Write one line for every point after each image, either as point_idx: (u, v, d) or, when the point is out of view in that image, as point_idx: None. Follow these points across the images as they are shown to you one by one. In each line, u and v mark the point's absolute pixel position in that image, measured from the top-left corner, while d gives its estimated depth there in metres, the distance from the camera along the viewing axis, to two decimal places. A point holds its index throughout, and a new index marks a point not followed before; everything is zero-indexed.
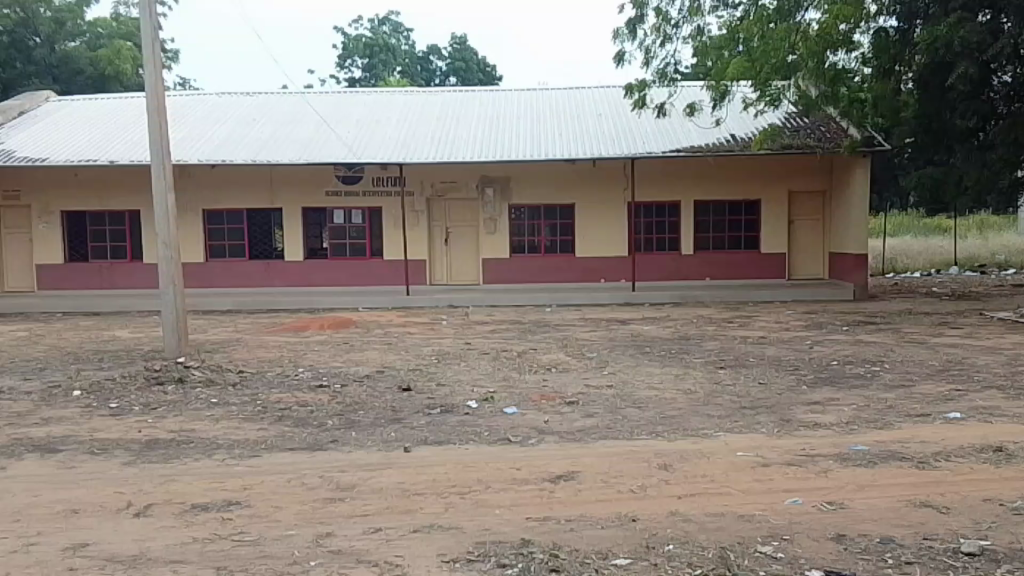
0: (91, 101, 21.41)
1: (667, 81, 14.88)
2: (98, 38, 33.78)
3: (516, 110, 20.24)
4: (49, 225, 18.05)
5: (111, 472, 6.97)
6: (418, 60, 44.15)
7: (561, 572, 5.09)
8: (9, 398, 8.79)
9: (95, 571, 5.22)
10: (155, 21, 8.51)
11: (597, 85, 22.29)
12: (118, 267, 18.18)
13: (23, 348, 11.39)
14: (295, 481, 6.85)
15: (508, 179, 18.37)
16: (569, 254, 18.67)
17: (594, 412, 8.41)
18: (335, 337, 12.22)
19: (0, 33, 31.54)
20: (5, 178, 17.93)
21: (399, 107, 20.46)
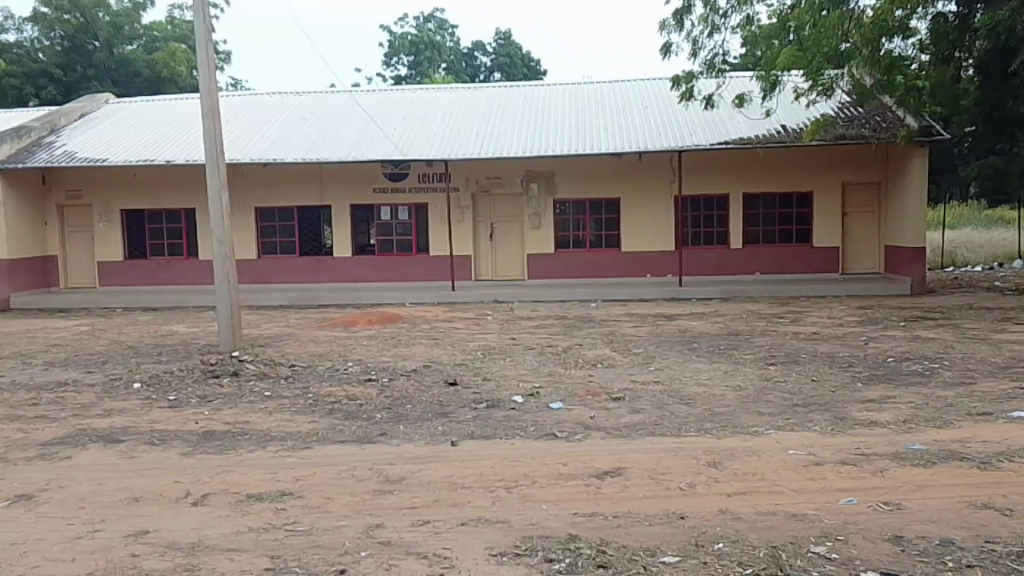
0: (148, 103, 22.06)
1: (716, 73, 14.62)
2: (153, 41, 34.82)
3: (562, 105, 20.17)
4: (110, 223, 18.69)
5: (170, 462, 7.20)
6: (463, 57, 44.21)
7: (609, 568, 5.08)
8: (74, 390, 9.16)
9: (156, 558, 5.41)
10: (208, 24, 8.58)
11: (644, 78, 22.05)
12: (175, 264, 18.73)
13: (87, 342, 11.85)
14: (346, 473, 6.98)
15: (553, 173, 18.33)
16: (614, 249, 18.54)
17: (641, 408, 8.36)
18: (382, 332, 12.38)
19: (63, 39, 33.12)
20: (69, 179, 18.60)
21: (444, 104, 20.60)
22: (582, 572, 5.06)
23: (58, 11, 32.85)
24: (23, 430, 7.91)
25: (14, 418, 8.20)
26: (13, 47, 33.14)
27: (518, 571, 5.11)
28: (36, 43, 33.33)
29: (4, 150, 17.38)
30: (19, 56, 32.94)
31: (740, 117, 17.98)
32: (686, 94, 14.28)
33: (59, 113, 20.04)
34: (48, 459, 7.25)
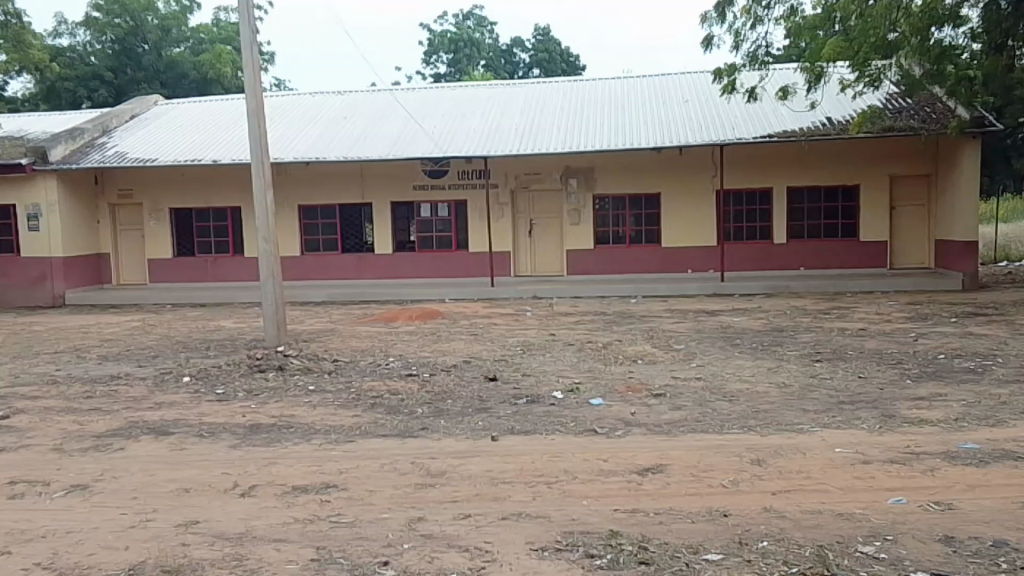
0: (195, 104, 22.58)
1: (758, 65, 14.41)
2: (200, 43, 35.40)
3: (602, 100, 20.07)
4: (159, 221, 19.20)
5: (218, 454, 7.39)
6: (502, 53, 43.98)
7: (651, 565, 5.07)
8: (127, 383, 9.46)
9: (206, 547, 5.56)
10: (252, 26, 8.64)
11: (685, 72, 21.81)
12: (222, 261, 19.16)
13: (138, 337, 12.21)
14: (388, 466, 7.07)
15: (592, 169, 18.29)
16: (654, 244, 18.41)
17: (683, 405, 8.29)
18: (423, 328, 12.49)
19: (113, 41, 34.01)
20: (120, 178, 19.15)
21: (484, 100, 20.69)
22: (625, 568, 5.05)
23: (109, 15, 33.68)
24: (79, 421, 8.20)
25: (72, 410, 8.50)
26: (66, 50, 33.94)
27: (561, 566, 5.13)
28: (87, 47, 33.98)
29: (60, 151, 17.99)
30: (71, 60, 33.58)
31: (784, 109, 17.67)
32: (729, 87, 14.09)
33: (111, 115, 20.60)
34: (103, 450, 7.50)
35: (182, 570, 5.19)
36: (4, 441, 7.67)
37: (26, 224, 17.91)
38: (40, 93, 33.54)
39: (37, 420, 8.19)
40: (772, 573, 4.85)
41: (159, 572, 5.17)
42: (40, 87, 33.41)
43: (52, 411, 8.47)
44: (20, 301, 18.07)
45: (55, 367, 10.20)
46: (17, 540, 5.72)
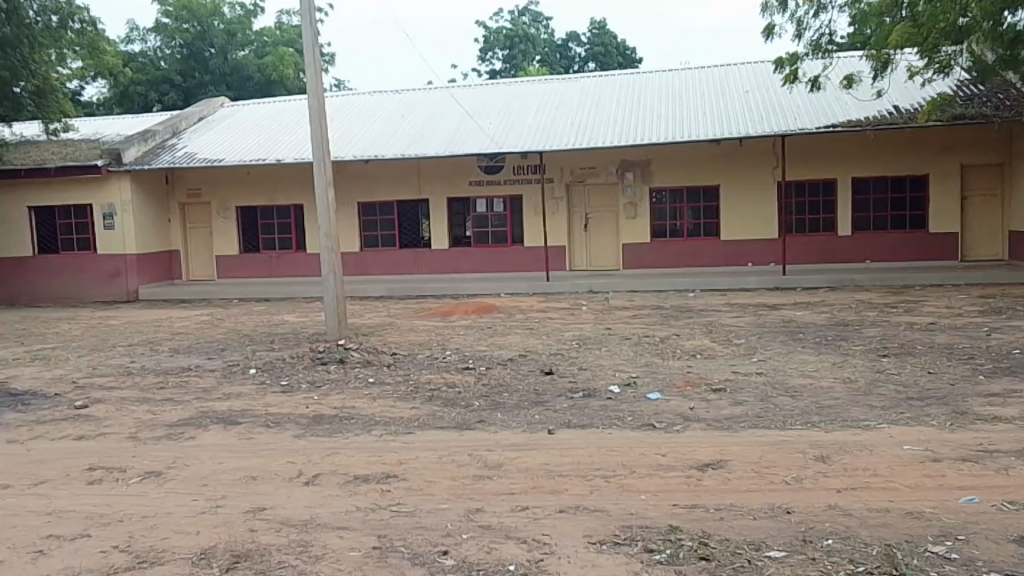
0: (259, 105, 23.24)
1: (822, 53, 14.02)
2: (264, 46, 36.32)
3: (658, 93, 19.87)
4: (226, 219, 19.86)
5: (284, 444, 7.64)
6: (557, 47, 43.80)
7: (712, 561, 5.03)
8: (197, 374, 9.85)
9: (273, 533, 5.75)
10: (314, 28, 8.41)
11: (745, 62, 21.40)
12: (285, 257, 19.70)
13: (207, 330, 12.68)
14: (446, 458, 7.18)
15: (649, 163, 18.15)
16: (713, 238, 18.17)
17: (743, 400, 8.18)
18: (479, 322, 12.62)
19: (181, 46, 35.27)
20: (191, 176, 19.88)
21: (540, 95, 20.73)
22: (685, 564, 5.02)
23: (178, 21, 34.80)
24: (153, 411, 8.56)
25: (146, 400, 8.89)
26: (139, 56, 35.43)
27: (619, 560, 5.13)
28: (157, 51, 35.50)
29: (133, 153, 18.78)
30: (144, 64, 35.26)
31: (849, 98, 17.20)
32: (791, 76, 13.72)
33: (180, 117, 21.39)
34: (175, 438, 7.82)
35: (251, 555, 5.38)
36: (84, 429, 8.07)
37: (102, 222, 18.74)
38: (114, 97, 34.98)
39: (113, 410, 8.58)
40: (839, 572, 4.76)
41: (229, 557, 5.36)
42: (114, 92, 34.88)
43: (128, 401, 8.87)
44: (97, 296, 18.93)
45: (130, 359, 10.67)
46: (97, 523, 6.02)
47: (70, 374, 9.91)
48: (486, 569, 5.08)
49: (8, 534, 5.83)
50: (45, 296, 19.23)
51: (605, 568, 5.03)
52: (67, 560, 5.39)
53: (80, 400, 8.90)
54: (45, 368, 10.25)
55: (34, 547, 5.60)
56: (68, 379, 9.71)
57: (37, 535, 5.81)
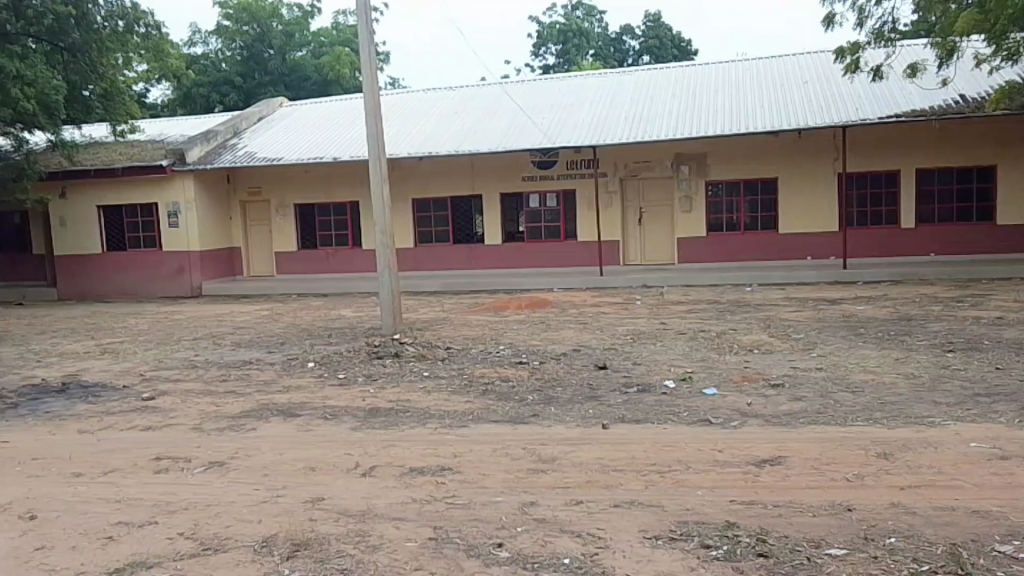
0: (317, 105, 23.67)
1: (884, 42, 13.70)
2: (321, 46, 37.09)
3: (715, 85, 19.64)
4: (285, 216, 20.31)
5: (342, 435, 7.80)
6: (611, 41, 43.47)
7: (770, 557, 4.98)
8: (258, 368, 10.11)
9: (332, 523, 5.89)
10: (370, 28, 8.43)
11: (802, 52, 21.01)
12: (342, 253, 20.06)
13: (267, 324, 13.02)
14: (501, 451, 7.25)
15: (705, 156, 18.00)
16: (771, 231, 17.91)
17: (803, 396, 8.07)
18: (532, 317, 12.67)
19: (241, 48, 36.01)
20: (251, 176, 20.38)
21: (594, 89, 20.68)
22: (742, 560, 4.98)
23: (239, 23, 35.84)
24: (216, 403, 8.82)
25: (210, 392, 9.16)
26: (201, 58, 36.26)
27: (675, 555, 5.12)
28: (218, 53, 36.25)
29: (196, 153, 19.32)
30: (206, 66, 35.95)
31: (912, 87, 16.78)
32: (852, 66, 13.39)
33: (241, 117, 21.94)
34: (238, 429, 8.04)
35: (310, 544, 5.52)
36: (151, 420, 8.35)
37: (166, 220, 19.32)
38: (177, 99, 35.94)
39: (178, 402, 8.86)
40: (902, 571, 4.68)
41: (290, 545, 5.51)
42: (177, 94, 35.97)
43: (192, 393, 9.15)
44: (162, 292, 19.52)
45: (195, 353, 10.99)
46: (163, 511, 6.23)
47: (138, 367, 10.26)
48: (541, 562, 5.12)
49: (81, 520, 6.08)
50: (112, 292, 19.94)
51: (661, 563, 5.03)
52: (136, 546, 5.59)
53: (147, 392, 9.21)
54: (114, 361, 10.64)
55: (105, 533, 5.83)
56: (136, 371, 10.06)
57: (108, 522, 6.05)
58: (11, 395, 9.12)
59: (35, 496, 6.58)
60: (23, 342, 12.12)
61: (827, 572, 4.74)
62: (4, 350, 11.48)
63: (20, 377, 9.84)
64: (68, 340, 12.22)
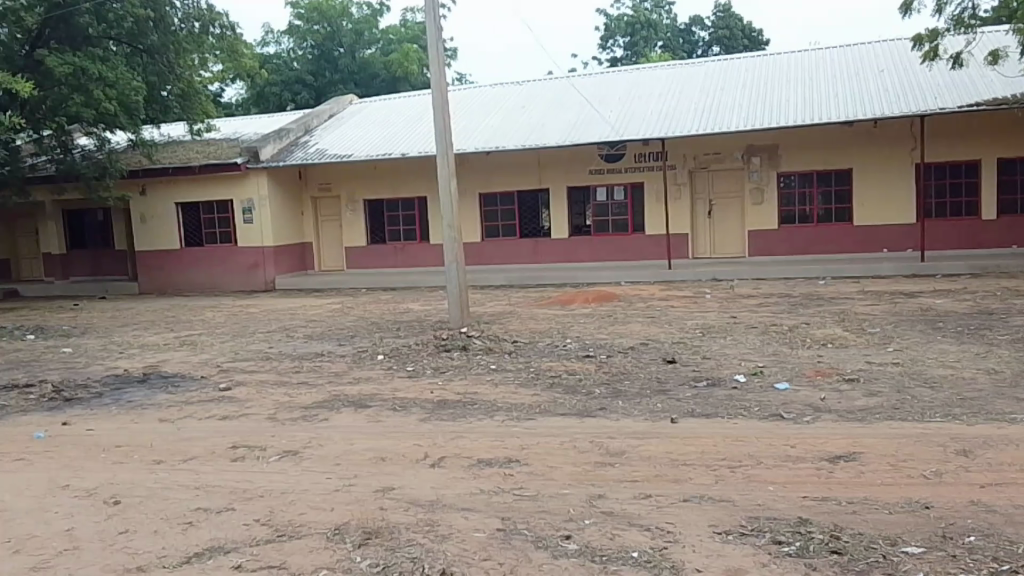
0: (386, 102, 23.99)
1: (964, 29, 13.29)
2: (389, 44, 37.42)
3: (787, 75, 19.31)
4: (355, 212, 20.66)
5: (412, 426, 7.95)
6: (680, 32, 42.87)
7: (844, 554, 4.91)
8: (330, 359, 10.34)
9: (402, 512, 6.02)
10: (437, 24, 8.50)
11: (879, 41, 20.48)
12: (410, 248, 20.33)
13: (338, 318, 13.30)
14: (568, 444, 7.29)
15: (777, 147, 17.73)
16: (845, 223, 17.58)
17: (878, 391, 7.94)
18: (599, 310, 12.68)
19: (313, 48, 36.80)
20: (321, 173, 20.79)
21: (663, 81, 20.52)
22: (815, 557, 4.92)
23: (310, 23, 36.50)
24: (290, 394, 9.05)
25: (283, 383, 9.42)
26: (273, 58, 37.06)
27: (746, 551, 5.07)
28: (290, 53, 36.88)
29: (269, 151, 19.79)
30: (279, 65, 36.56)
31: (994, 75, 16.27)
32: (931, 54, 13.00)
33: (313, 115, 22.38)
34: (310, 420, 8.25)
35: (381, 532, 5.63)
36: (227, 410, 8.62)
37: (241, 216, 19.83)
38: (251, 98, 36.88)
39: (253, 392, 9.13)
40: (982, 570, 4.58)
41: (361, 533, 5.63)
42: (251, 93, 36.87)
43: (266, 384, 9.41)
44: (236, 285, 20.05)
45: (269, 345, 11.30)
46: (240, 498, 6.43)
47: (215, 359, 10.59)
48: (610, 555, 5.13)
49: (162, 505, 6.31)
50: (189, 285, 20.57)
51: (732, 558, 4.99)
52: (214, 531, 5.79)
53: (223, 382, 9.52)
54: (192, 352, 11.01)
55: (186, 518, 6.04)
56: (213, 363, 10.38)
57: (187, 507, 6.26)
58: (95, 384, 9.52)
59: (119, 481, 6.86)
60: (107, 334, 12.63)
61: (905, 570, 4.66)
62: (89, 342, 11.99)
63: (105, 368, 10.26)
64: (148, 332, 12.69)
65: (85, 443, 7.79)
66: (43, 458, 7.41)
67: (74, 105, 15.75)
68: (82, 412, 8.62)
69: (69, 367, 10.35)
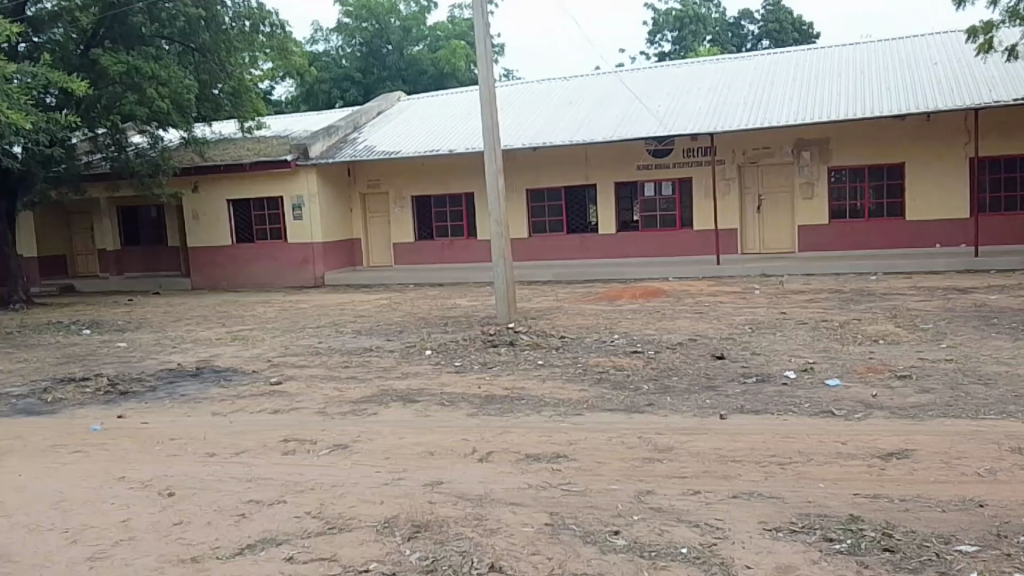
0: (433, 99, 24.10)
1: (1020, 21, 13.00)
2: (437, 40, 37.69)
3: (839, 67, 19.10)
4: (403, 209, 20.80)
5: (461, 421, 8.01)
6: (728, 26, 42.44)
7: (897, 552, 4.85)
8: (378, 354, 10.46)
9: (451, 506, 6.06)
10: (486, 20, 8.52)
11: (930, 33, 20.21)
12: (458, 244, 20.45)
13: (387, 313, 13.43)
14: (616, 439, 7.29)
15: (828, 141, 17.54)
16: (897, 218, 17.36)
17: (931, 388, 7.85)
18: (647, 306, 12.68)
19: (362, 45, 36.95)
20: (370, 169, 20.95)
21: (713, 75, 20.39)
22: (868, 554, 4.86)
23: (358, 20, 36.69)
24: (339, 388, 9.17)
25: (333, 377, 9.54)
26: (322, 56, 37.40)
27: (797, 548, 5.02)
28: (339, 50, 37.25)
29: (319, 147, 19.97)
30: (328, 63, 36.94)
31: None
32: (986, 46, 12.74)
33: (361, 112, 22.53)
34: (360, 414, 8.35)
35: (429, 526, 5.67)
36: (278, 404, 8.75)
37: (291, 213, 20.07)
38: (301, 96, 37.26)
39: (304, 386, 9.26)
40: None
41: (411, 526, 5.68)
42: (300, 91, 37.20)
43: (316, 378, 9.54)
44: (287, 281, 20.33)
45: (318, 340, 11.45)
46: (291, 490, 6.52)
47: (266, 353, 10.76)
48: (659, 550, 5.10)
49: (215, 498, 6.41)
50: (239, 281, 20.90)
51: (783, 555, 4.94)
52: (267, 523, 5.86)
53: (274, 376, 9.67)
54: (244, 347, 11.19)
55: (239, 510, 6.13)
56: (264, 357, 10.54)
57: (240, 499, 6.36)
58: (149, 378, 9.72)
59: (173, 474, 6.98)
60: (160, 328, 12.90)
61: (959, 569, 4.60)
62: (144, 336, 12.27)
63: (159, 362, 10.47)
64: (201, 327, 12.93)
65: (139, 436, 7.95)
66: (100, 450, 7.57)
67: (128, 104, 16.10)
68: (137, 406, 8.80)
69: (125, 361, 10.59)
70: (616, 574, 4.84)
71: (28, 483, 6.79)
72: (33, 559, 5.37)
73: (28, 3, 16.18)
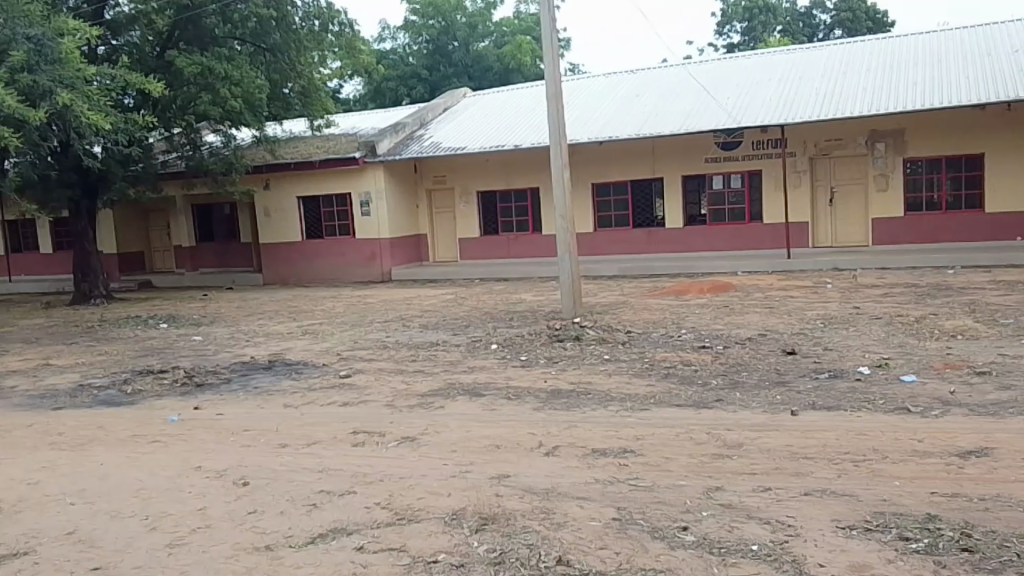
0: (499, 94, 24.18)
1: None
2: (503, 36, 37.78)
3: (915, 56, 18.59)
4: (468, 206, 20.99)
5: (527, 415, 8.05)
6: (799, 16, 41.51)
7: (977, 553, 4.73)
8: (445, 348, 10.59)
9: (518, 498, 6.11)
10: (552, 15, 8.54)
11: (1010, 19, 19.51)
12: (522, 239, 20.53)
13: (454, 307, 13.58)
14: (684, 435, 7.24)
15: (904, 131, 17.12)
16: (976, 210, 16.87)
17: (1012, 384, 7.62)
18: (715, 300, 12.59)
19: (427, 42, 37.35)
20: (436, 166, 21.13)
21: (784, 66, 20.04)
22: (946, 554, 4.76)
23: (425, 17, 37.06)
24: (407, 381, 9.30)
25: (400, 371, 9.69)
26: (389, 54, 37.73)
27: (871, 547, 4.92)
28: (406, 48, 37.58)
29: (386, 145, 20.23)
30: (394, 61, 37.30)
31: None
32: None
33: (427, 109, 22.74)
34: (427, 406, 8.47)
35: (497, 518, 5.73)
36: (347, 397, 8.91)
37: (359, 209, 20.41)
38: (367, 94, 37.64)
39: (371, 380, 9.43)
40: None
41: (478, 519, 5.75)
42: (368, 89, 37.61)
43: (385, 372, 9.70)
44: (354, 276, 20.72)
45: (387, 334, 11.64)
46: (359, 482, 6.64)
47: (335, 347, 10.98)
48: (728, 547, 5.06)
49: (287, 488, 6.57)
50: (307, 276, 21.36)
51: (856, 553, 4.85)
52: (337, 514, 5.98)
53: (344, 369, 9.87)
54: (314, 341, 11.43)
55: (311, 500, 6.28)
56: (333, 351, 10.77)
57: (311, 489, 6.51)
58: (223, 371, 10.02)
59: (246, 464, 7.16)
60: (234, 322, 13.28)
61: None
62: (219, 329, 12.67)
63: (233, 355, 10.78)
64: (273, 321, 13.27)
65: (214, 427, 8.18)
66: (177, 441, 7.81)
67: (202, 103, 16.57)
68: (212, 398, 9.07)
69: (201, 353, 10.95)
70: (684, 570, 4.82)
71: (111, 471, 7.05)
72: (115, 545, 5.56)
73: (108, 6, 16.78)
